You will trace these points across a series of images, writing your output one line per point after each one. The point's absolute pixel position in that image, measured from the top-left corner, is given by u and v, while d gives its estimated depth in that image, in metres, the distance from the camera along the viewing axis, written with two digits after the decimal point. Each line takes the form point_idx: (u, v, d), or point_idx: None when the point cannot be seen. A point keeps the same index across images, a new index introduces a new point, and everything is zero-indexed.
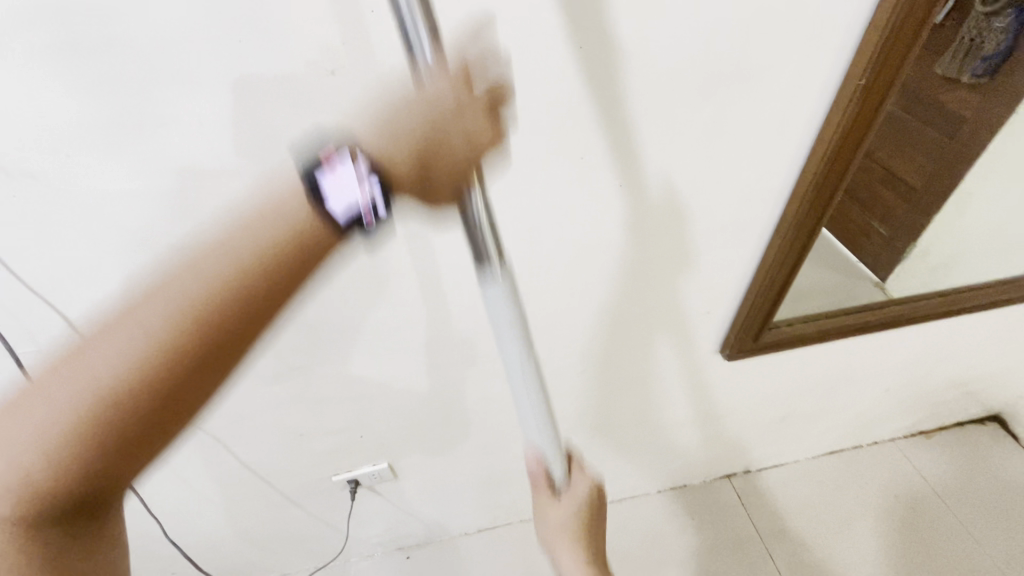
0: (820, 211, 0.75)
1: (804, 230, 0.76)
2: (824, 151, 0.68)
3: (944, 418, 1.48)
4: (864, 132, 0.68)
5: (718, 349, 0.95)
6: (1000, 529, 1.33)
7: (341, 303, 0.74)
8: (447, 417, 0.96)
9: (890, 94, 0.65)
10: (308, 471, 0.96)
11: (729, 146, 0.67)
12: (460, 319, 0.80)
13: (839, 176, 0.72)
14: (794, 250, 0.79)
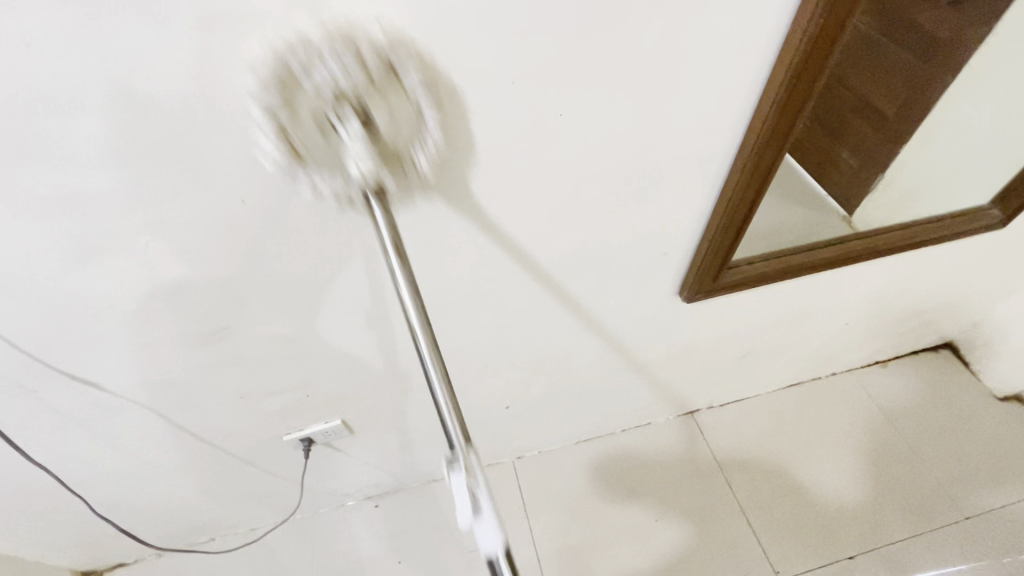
0: (781, 141, 0.69)
1: (763, 162, 0.71)
2: (785, 73, 0.61)
3: (900, 347, 1.52)
4: (831, 51, 0.61)
5: (677, 291, 0.91)
6: (945, 448, 1.40)
7: (263, 258, 0.67)
8: (399, 371, 0.92)
9: (862, 4, 0.57)
10: (256, 431, 0.92)
11: (681, 69, 0.60)
12: None
13: (802, 101, 0.65)
14: (754, 186, 0.74)
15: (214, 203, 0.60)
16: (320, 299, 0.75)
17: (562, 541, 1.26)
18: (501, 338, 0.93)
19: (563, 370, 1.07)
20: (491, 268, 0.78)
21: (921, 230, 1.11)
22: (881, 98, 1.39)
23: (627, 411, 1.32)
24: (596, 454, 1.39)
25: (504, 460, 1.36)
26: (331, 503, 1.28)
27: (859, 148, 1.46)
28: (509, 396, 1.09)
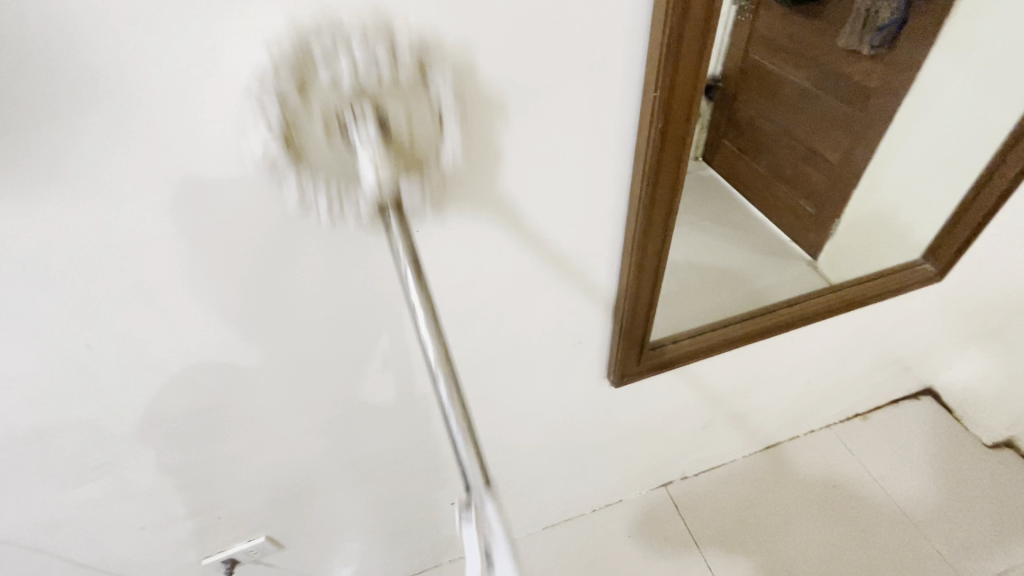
0: (661, 228, 0.69)
1: (651, 250, 0.70)
2: (642, 170, 0.62)
3: (877, 398, 1.45)
4: (682, 144, 0.61)
5: (606, 376, 0.88)
6: (937, 509, 1.30)
7: (134, 392, 0.64)
8: (323, 478, 0.88)
9: (698, 102, 0.58)
10: (169, 558, 0.87)
11: (539, 176, 0.60)
12: (291, 385, 0.72)
13: (670, 190, 0.65)
14: (648, 274, 0.73)
15: (59, 348, 0.57)
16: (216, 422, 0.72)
17: None
18: (429, 435, 0.89)
19: (505, 461, 1.01)
20: (394, 371, 0.76)
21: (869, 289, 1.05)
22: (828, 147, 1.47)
23: (591, 492, 1.25)
24: (566, 539, 1.30)
25: None
26: None
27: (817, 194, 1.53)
28: (454, 491, 1.04)
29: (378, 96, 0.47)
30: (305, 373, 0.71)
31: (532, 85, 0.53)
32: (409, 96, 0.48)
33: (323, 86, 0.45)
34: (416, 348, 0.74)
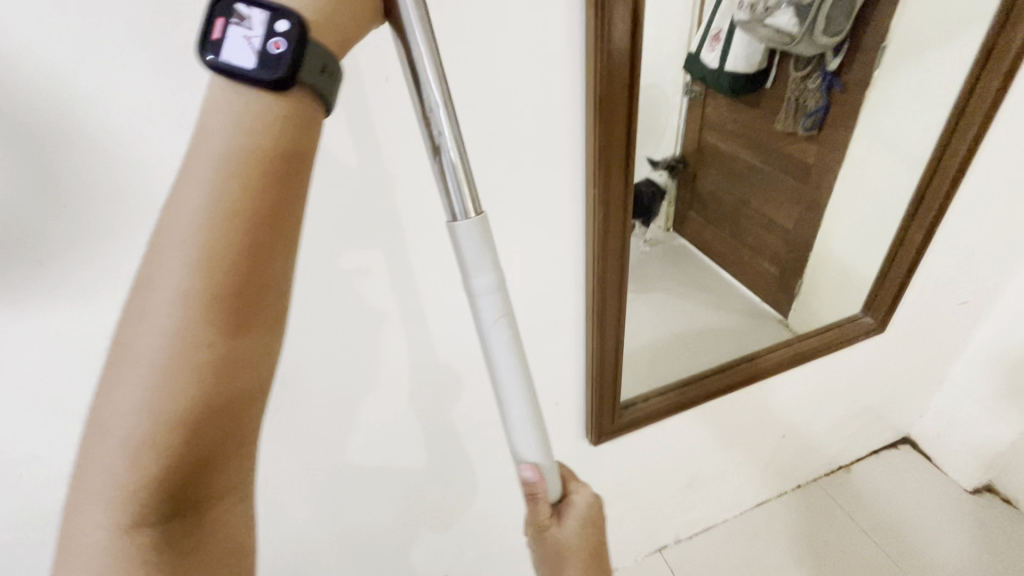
0: (617, 296, 0.78)
1: (609, 316, 0.79)
2: (592, 247, 0.73)
3: (857, 449, 1.50)
4: (623, 224, 0.73)
5: (585, 436, 0.94)
6: (931, 560, 1.31)
7: None
8: (317, 554, 0.89)
9: (631, 190, 0.71)
10: None
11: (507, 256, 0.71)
12: (289, 460, 0.76)
13: (620, 263, 0.76)
14: (610, 337, 0.82)
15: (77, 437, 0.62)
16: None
17: None
18: (420, 504, 0.93)
19: (495, 523, 1.05)
20: (385, 440, 0.81)
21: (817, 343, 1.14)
22: (782, 215, 1.64)
23: None
24: None
25: None
26: None
27: (779, 259, 1.67)
28: (447, 563, 1.05)
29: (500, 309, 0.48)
30: (303, 447, 0.76)
31: (495, 186, 0.65)
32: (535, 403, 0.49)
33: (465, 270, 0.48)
34: (406, 416, 0.81)
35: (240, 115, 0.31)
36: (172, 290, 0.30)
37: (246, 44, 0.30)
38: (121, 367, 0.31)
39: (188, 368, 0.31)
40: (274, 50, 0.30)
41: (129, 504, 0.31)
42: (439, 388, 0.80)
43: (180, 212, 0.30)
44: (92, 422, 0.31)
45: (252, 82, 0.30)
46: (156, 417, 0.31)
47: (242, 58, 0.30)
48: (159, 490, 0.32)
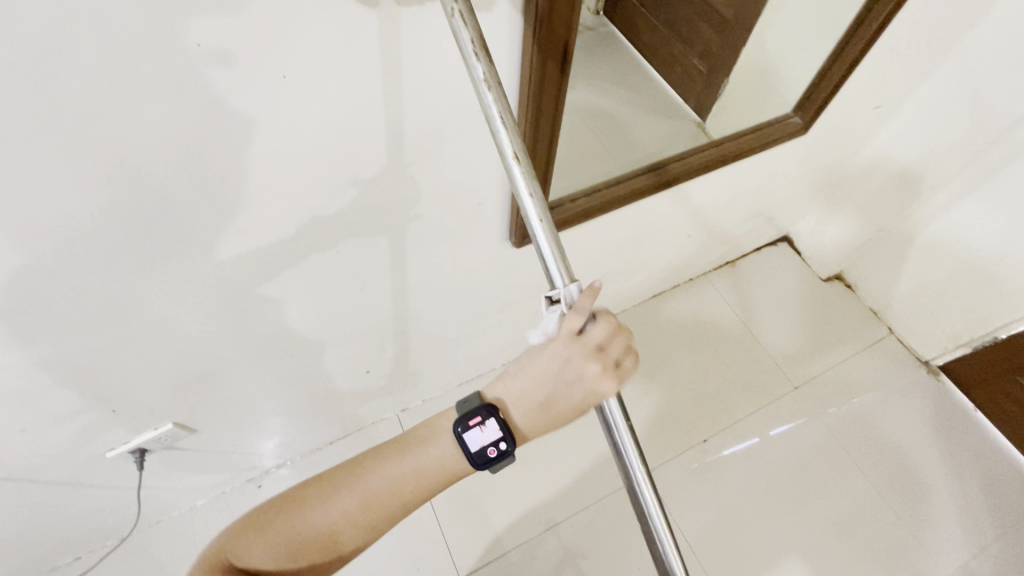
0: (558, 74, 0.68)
1: (546, 99, 0.70)
2: (534, 7, 0.59)
3: (744, 247, 1.66)
4: None
5: (509, 236, 0.91)
6: (782, 332, 1.59)
7: None
8: (229, 359, 0.86)
9: None
10: (64, 458, 0.82)
11: (414, 9, 0.55)
12: (164, 262, 0.66)
13: (566, 32, 0.64)
14: (545, 126, 0.73)
15: None
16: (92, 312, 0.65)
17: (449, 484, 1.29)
18: (336, 307, 0.89)
19: (413, 326, 1.05)
20: (280, 240, 0.71)
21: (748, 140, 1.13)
22: None
23: (499, 347, 1.35)
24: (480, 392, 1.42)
25: (389, 415, 1.37)
26: (208, 494, 1.22)
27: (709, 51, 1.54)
28: (367, 359, 1.07)
29: None
30: (179, 249, 0.65)
31: None
32: None
33: None
34: (305, 215, 0.70)
35: (465, 446, 0.55)
36: (426, 454, 0.57)
37: (486, 429, 0.55)
38: (356, 500, 0.55)
39: (400, 500, 0.56)
40: (495, 436, 0.55)
41: (355, 520, 0.55)
42: (340, 184, 0.69)
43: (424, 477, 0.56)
44: (350, 490, 0.55)
45: (472, 447, 0.55)
46: (383, 509, 0.56)
47: (474, 444, 0.55)
48: (363, 531, 0.56)
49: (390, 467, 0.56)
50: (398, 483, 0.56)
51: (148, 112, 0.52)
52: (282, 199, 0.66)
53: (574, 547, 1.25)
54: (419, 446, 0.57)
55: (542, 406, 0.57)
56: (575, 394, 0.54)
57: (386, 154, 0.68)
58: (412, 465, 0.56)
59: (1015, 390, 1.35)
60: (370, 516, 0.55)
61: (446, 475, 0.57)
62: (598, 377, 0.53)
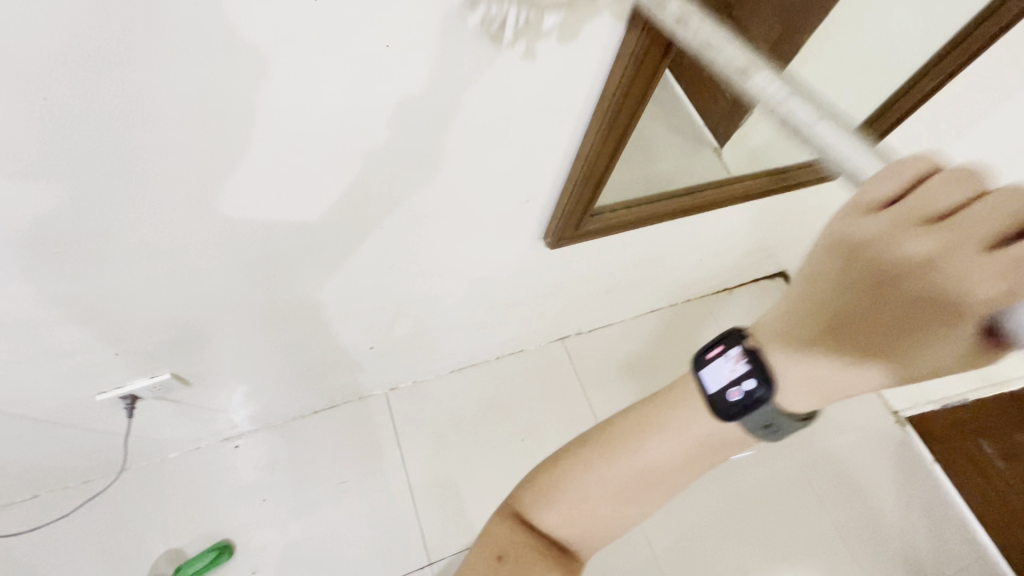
0: (643, 91, 0.68)
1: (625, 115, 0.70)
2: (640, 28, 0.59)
3: (743, 277, 1.70)
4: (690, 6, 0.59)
5: (543, 237, 0.91)
6: None
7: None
8: (240, 317, 0.83)
9: None
10: (53, 395, 0.78)
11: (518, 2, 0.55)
12: (206, 212, 0.63)
13: (663, 54, 0.64)
14: (615, 135, 0.72)
15: None
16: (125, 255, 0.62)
17: (431, 469, 1.29)
18: (357, 281, 0.87)
19: (426, 309, 1.03)
20: (324, 207, 0.70)
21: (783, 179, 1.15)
22: None
23: (499, 341, 1.34)
24: (471, 381, 1.41)
25: (377, 393, 1.35)
26: (182, 448, 1.18)
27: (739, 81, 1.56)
28: (372, 336, 1.06)
29: None
30: (225, 201, 0.63)
31: None
32: None
33: None
34: (356, 186, 0.69)
35: (704, 387, 0.51)
36: (688, 432, 0.51)
37: (725, 361, 0.49)
38: (613, 471, 0.54)
39: (661, 475, 0.53)
40: (732, 370, 0.48)
41: (607, 491, 0.54)
42: (398, 162, 0.68)
43: (688, 446, 0.52)
44: (602, 465, 0.54)
45: (709, 386, 0.51)
46: (636, 486, 0.54)
47: (715, 379, 0.50)
48: (615, 500, 0.55)
49: (650, 444, 0.52)
50: (654, 465, 0.52)
51: (244, 59, 0.51)
52: (340, 167, 0.65)
53: None
54: (685, 412, 0.52)
55: (814, 342, 0.43)
56: (879, 292, 0.40)
57: (451, 138, 0.67)
58: (674, 441, 0.52)
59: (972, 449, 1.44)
60: (631, 490, 0.54)
61: (709, 449, 0.52)
62: (909, 239, 0.39)
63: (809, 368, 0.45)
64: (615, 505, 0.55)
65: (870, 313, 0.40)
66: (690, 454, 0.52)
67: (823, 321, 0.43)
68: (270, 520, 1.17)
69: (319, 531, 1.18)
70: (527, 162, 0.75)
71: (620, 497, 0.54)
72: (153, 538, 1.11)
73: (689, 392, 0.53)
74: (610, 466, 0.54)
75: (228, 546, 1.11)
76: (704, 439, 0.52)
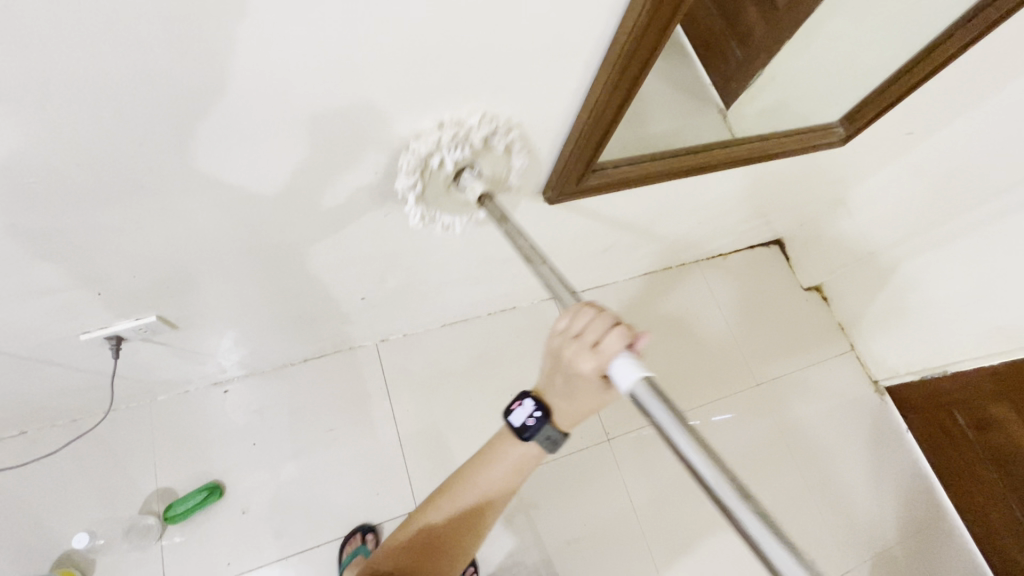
0: (658, 37, 0.63)
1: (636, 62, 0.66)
2: None
3: (738, 243, 1.69)
4: None
5: (543, 192, 0.89)
6: (754, 326, 1.66)
7: None
8: (228, 261, 0.81)
9: None
10: (36, 333, 0.76)
11: None
12: (191, 154, 0.59)
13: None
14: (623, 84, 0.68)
15: None
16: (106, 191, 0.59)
17: (420, 421, 1.31)
18: (349, 231, 0.85)
19: (419, 262, 1.01)
20: (317, 152, 0.66)
21: (789, 143, 1.12)
22: None
23: (492, 297, 1.33)
24: (462, 336, 1.41)
25: (368, 344, 1.35)
26: (171, 390, 1.18)
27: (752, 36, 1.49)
28: (363, 287, 1.05)
29: (478, 155, 0.76)
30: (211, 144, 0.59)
31: None
32: (494, 159, 0.78)
33: (441, 165, 0.75)
34: (351, 130, 0.65)
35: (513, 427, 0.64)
36: (501, 466, 0.66)
37: (526, 409, 0.63)
38: (451, 506, 0.67)
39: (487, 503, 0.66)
40: (530, 414, 0.63)
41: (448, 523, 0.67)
42: (397, 106, 0.64)
43: (503, 477, 0.66)
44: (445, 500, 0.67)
45: (517, 423, 0.63)
46: (469, 516, 0.67)
47: (519, 420, 0.63)
48: (456, 530, 0.67)
49: (475, 479, 0.66)
50: (479, 495, 0.66)
51: None
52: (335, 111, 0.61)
53: (530, 496, 1.31)
54: (497, 455, 0.66)
55: (562, 399, 0.62)
56: (576, 380, 0.59)
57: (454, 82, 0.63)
58: (494, 474, 0.66)
59: (947, 421, 1.48)
60: (468, 521, 0.67)
61: (521, 476, 0.66)
62: (576, 361, 0.57)
63: (569, 407, 0.62)
64: (459, 534, 0.67)
65: (580, 389, 0.60)
66: (508, 482, 0.66)
67: (558, 390, 0.62)
68: (260, 463, 1.19)
69: (308, 475, 1.20)
70: (532, 111, 0.71)
71: (460, 527, 0.67)
72: (142, 477, 1.12)
73: (502, 440, 0.67)
74: (449, 501, 0.67)
75: (218, 486, 1.13)
76: (517, 468, 0.66)
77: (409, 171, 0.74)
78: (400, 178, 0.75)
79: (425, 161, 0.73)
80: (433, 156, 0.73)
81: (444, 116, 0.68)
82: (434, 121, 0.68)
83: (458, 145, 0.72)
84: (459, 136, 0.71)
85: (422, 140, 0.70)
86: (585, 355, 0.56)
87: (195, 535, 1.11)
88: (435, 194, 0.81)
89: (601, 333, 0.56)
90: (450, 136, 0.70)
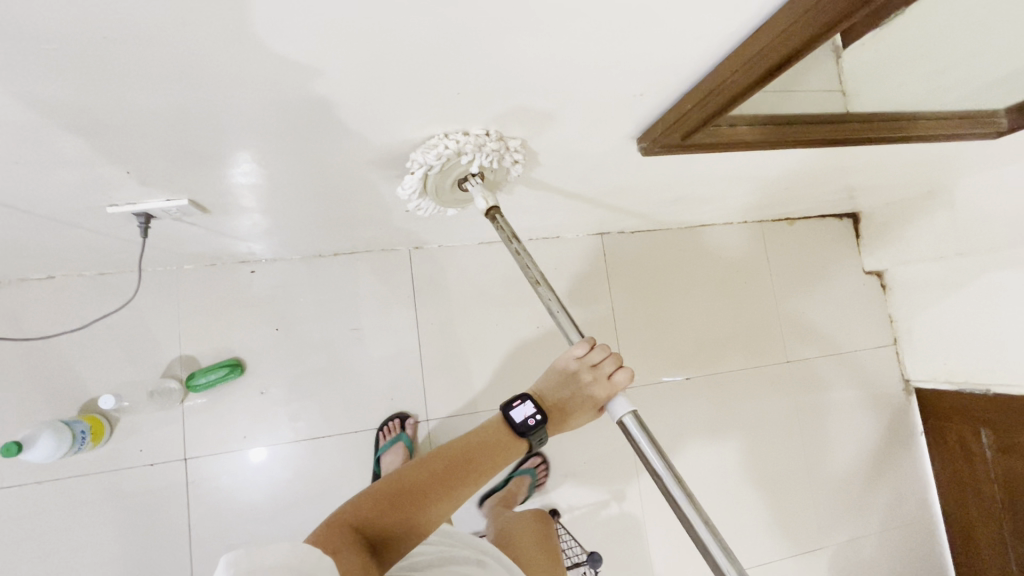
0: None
1: (813, 25, 0.49)
2: None
3: (813, 210, 1.53)
4: None
5: (638, 139, 0.75)
6: (800, 303, 1.56)
7: None
8: (270, 156, 0.71)
9: None
10: (59, 199, 0.70)
11: None
12: (236, 48, 0.47)
13: None
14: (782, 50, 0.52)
15: None
16: (139, 72, 0.48)
17: (443, 337, 1.28)
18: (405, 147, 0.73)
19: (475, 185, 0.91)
20: (389, 70, 0.53)
21: (938, 127, 0.91)
22: None
23: (539, 227, 1.23)
24: (498, 258, 1.34)
25: (401, 249, 1.28)
26: (198, 262, 1.14)
27: None
28: None
29: (488, 169, 0.75)
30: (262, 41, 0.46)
31: None
32: (501, 171, 0.77)
33: (459, 168, 0.73)
34: (435, 50, 0.50)
35: (508, 417, 0.74)
36: (486, 434, 0.73)
37: (523, 408, 0.74)
38: (430, 460, 0.69)
39: (466, 464, 0.69)
40: (527, 413, 0.74)
41: (423, 474, 0.67)
42: (496, 32, 0.49)
43: (485, 443, 0.72)
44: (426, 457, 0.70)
45: (513, 415, 0.74)
46: (446, 472, 0.68)
47: (518, 413, 0.74)
48: (429, 482, 0.67)
49: (459, 441, 0.72)
50: (461, 453, 0.70)
51: None
52: (422, 26, 0.47)
53: None
54: (483, 427, 0.75)
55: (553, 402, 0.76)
56: (582, 397, 0.73)
57: (577, 13, 0.48)
58: (477, 438, 0.73)
59: (970, 441, 1.44)
60: (443, 479, 0.68)
61: (499, 452, 0.72)
62: (589, 386, 0.72)
63: (558, 412, 0.75)
64: (431, 489, 0.66)
65: (580, 406, 0.74)
66: (488, 448, 0.72)
67: (560, 400, 0.76)
68: (281, 351, 1.19)
69: (327, 369, 1.21)
70: (660, 58, 0.55)
71: (435, 481, 0.67)
72: (166, 342, 1.13)
73: (492, 426, 0.74)
74: (428, 457, 0.70)
75: (239, 366, 1.14)
76: (498, 439, 0.73)
77: (433, 161, 0.70)
78: (411, 175, 0.73)
79: (452, 158, 0.70)
80: (462, 155, 0.71)
81: (493, 127, 0.67)
82: (483, 129, 0.67)
83: (490, 154, 0.71)
84: (498, 148, 0.70)
85: (465, 138, 0.68)
86: (598, 383, 0.71)
87: (215, 405, 1.14)
88: (438, 188, 0.77)
89: (606, 367, 0.71)
90: (486, 146, 0.69)
